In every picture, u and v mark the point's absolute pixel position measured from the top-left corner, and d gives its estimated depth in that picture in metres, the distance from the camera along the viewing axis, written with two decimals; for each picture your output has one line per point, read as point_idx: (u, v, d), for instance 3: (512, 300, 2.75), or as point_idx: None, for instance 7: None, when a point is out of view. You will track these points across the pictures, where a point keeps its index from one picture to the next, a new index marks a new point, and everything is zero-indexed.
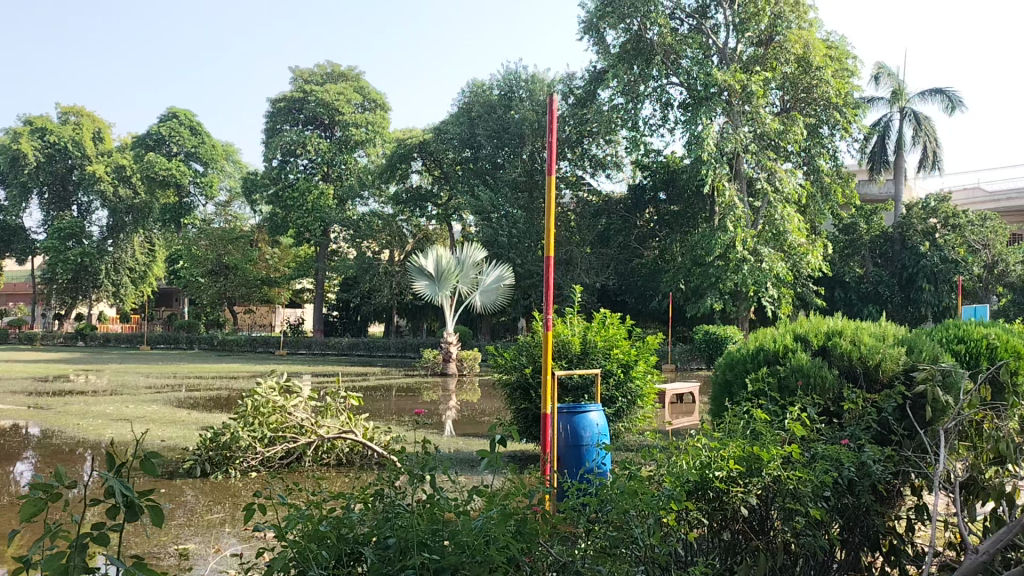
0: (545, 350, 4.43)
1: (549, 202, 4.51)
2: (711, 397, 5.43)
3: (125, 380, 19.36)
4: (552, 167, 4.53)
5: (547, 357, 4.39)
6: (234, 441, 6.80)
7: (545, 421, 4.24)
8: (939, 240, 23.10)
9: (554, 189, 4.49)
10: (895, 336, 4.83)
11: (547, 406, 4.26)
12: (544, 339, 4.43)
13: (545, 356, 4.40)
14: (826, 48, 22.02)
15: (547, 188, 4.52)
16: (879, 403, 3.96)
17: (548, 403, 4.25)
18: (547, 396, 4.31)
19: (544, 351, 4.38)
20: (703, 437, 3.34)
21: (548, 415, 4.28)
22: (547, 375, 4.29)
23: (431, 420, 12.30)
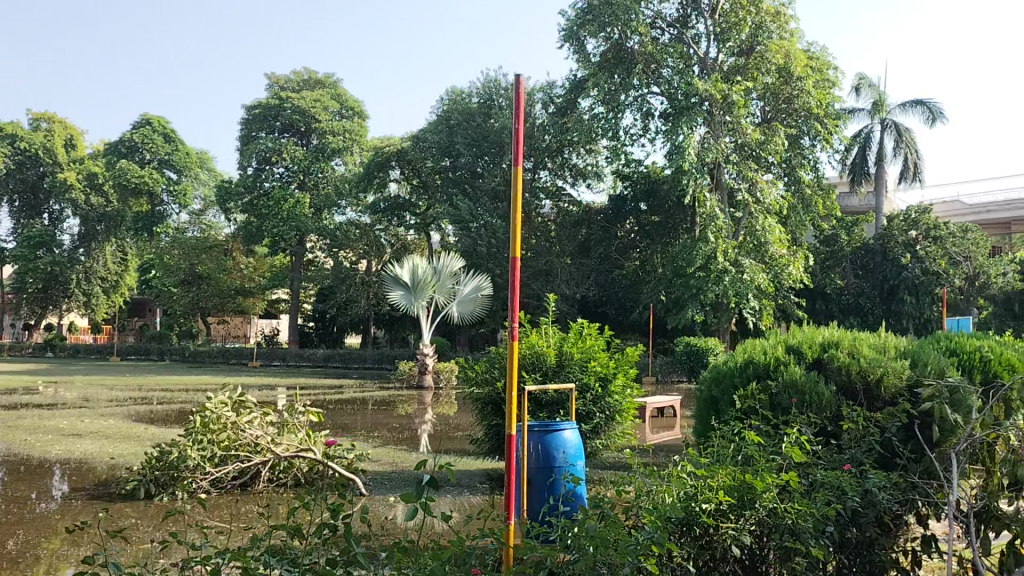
0: (511, 360, 3.28)
1: (516, 171, 3.35)
2: (696, 413, 4.96)
3: (88, 392, 18.72)
4: (520, 125, 3.37)
5: (513, 370, 3.25)
6: (181, 461, 6.32)
7: (510, 450, 3.20)
8: (920, 252, 22.90)
9: (522, 154, 3.36)
10: (896, 348, 4.44)
11: (512, 429, 3.20)
12: (509, 348, 3.26)
13: (511, 366, 3.26)
14: (807, 59, 21.85)
15: (514, 153, 3.36)
16: (882, 423, 3.59)
17: (514, 423, 3.20)
18: (513, 417, 3.23)
19: (509, 362, 3.26)
20: (690, 463, 2.96)
21: (514, 439, 3.22)
22: (512, 393, 3.19)
23: (402, 435, 11.82)
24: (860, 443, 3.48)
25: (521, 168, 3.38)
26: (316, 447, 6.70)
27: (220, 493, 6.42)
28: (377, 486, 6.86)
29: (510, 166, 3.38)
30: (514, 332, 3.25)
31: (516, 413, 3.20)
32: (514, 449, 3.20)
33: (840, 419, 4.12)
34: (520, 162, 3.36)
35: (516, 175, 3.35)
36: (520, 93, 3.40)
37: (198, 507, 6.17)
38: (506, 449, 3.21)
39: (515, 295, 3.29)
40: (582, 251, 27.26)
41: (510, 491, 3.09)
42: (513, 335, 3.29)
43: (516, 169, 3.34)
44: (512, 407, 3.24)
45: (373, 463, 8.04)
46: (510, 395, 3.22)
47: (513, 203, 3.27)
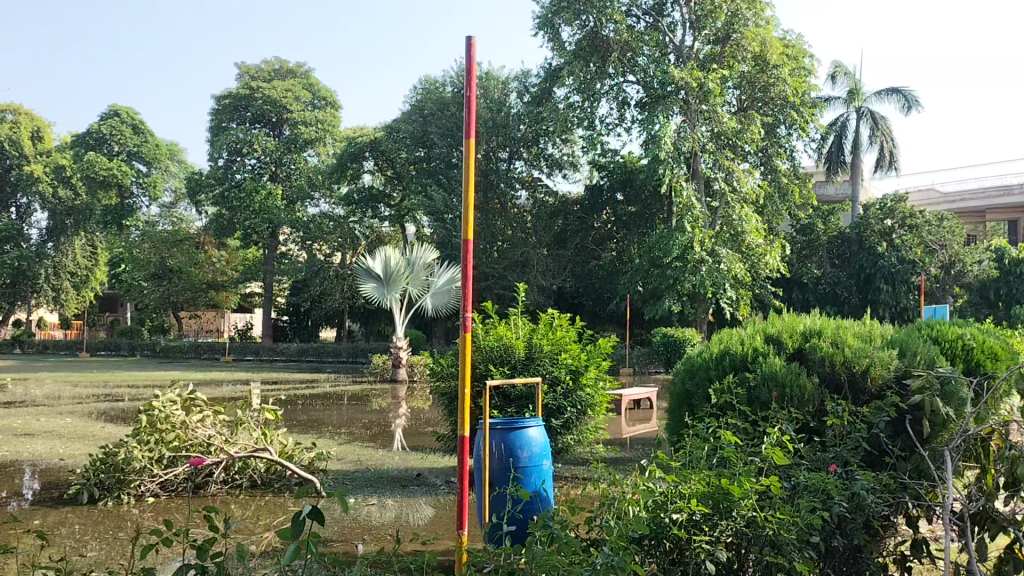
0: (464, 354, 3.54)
1: (468, 150, 3.58)
2: (669, 409, 4.64)
3: (50, 389, 18.23)
4: (471, 91, 3.32)
5: (466, 365, 3.53)
6: (128, 463, 5.96)
7: (463, 450, 3.43)
8: (896, 241, 22.77)
9: (475, 133, 3.48)
10: (883, 337, 4.17)
11: (465, 430, 3.44)
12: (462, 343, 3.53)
13: (464, 362, 3.54)
14: (783, 47, 21.62)
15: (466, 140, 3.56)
16: (868, 418, 3.33)
17: (465, 426, 3.45)
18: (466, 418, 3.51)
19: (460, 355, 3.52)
20: (663, 463, 2.70)
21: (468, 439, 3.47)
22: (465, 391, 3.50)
23: (372, 431, 11.48)
24: (845, 440, 3.22)
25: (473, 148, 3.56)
26: (272, 447, 6.41)
27: (169, 496, 6.07)
28: (336, 486, 6.58)
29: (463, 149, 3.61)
30: (464, 330, 3.51)
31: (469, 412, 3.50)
32: (466, 450, 3.43)
33: (824, 413, 3.84)
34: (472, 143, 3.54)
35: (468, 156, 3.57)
36: (471, 62, 3.33)
37: (150, 511, 5.83)
38: (461, 448, 3.44)
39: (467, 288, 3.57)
40: (559, 242, 26.94)
41: (464, 488, 3.34)
42: (465, 327, 3.57)
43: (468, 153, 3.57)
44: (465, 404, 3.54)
45: (337, 462, 7.71)
46: (463, 394, 3.51)
47: (466, 189, 3.62)
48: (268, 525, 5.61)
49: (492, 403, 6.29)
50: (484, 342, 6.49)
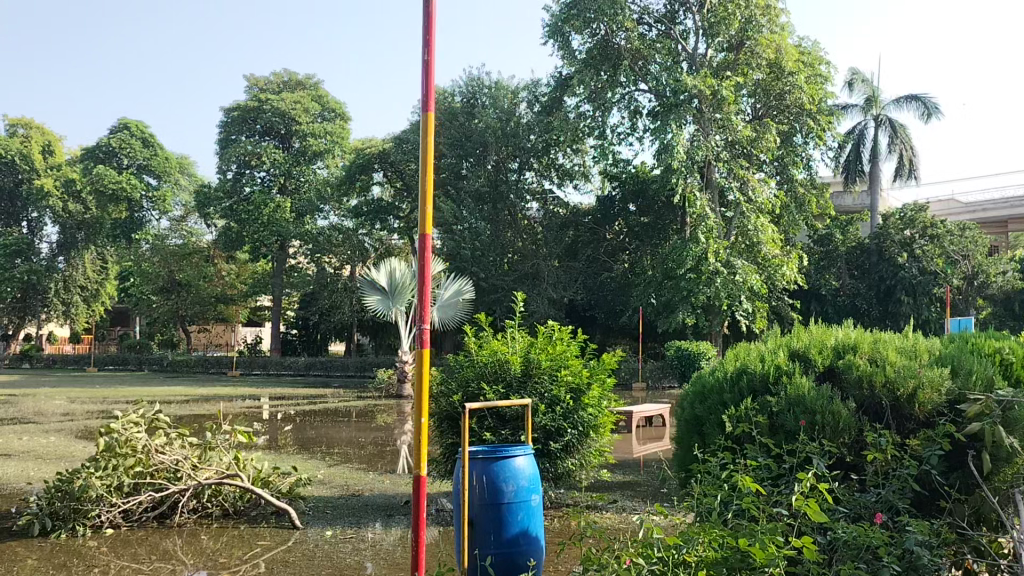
0: (422, 377, 3.46)
1: (427, 118, 3.64)
2: (676, 438, 4.06)
3: (46, 404, 17.84)
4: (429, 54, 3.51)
5: (423, 390, 3.43)
6: (84, 491, 5.38)
7: (418, 491, 3.33)
8: (917, 251, 22.00)
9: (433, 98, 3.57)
10: (930, 352, 3.63)
11: (421, 468, 3.34)
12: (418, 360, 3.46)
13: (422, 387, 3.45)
14: (798, 53, 21.03)
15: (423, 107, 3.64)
16: (917, 452, 2.83)
17: (421, 463, 3.34)
18: (421, 453, 3.38)
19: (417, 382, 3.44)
20: (659, 534, 2.55)
21: (424, 479, 3.37)
22: (422, 421, 3.39)
23: (368, 450, 10.93)
24: (890, 481, 2.77)
25: (432, 115, 3.65)
26: (244, 474, 5.91)
27: (130, 527, 5.54)
28: (315, 515, 6.04)
29: (421, 116, 3.66)
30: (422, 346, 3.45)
31: (425, 446, 3.37)
32: (422, 489, 3.33)
33: (863, 445, 3.30)
34: (430, 110, 3.63)
35: (428, 121, 3.64)
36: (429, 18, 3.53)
37: (108, 545, 5.29)
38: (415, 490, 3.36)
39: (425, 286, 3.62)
40: (570, 254, 26.35)
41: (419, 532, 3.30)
42: (423, 340, 3.53)
43: (425, 117, 3.63)
44: (422, 434, 3.44)
45: (322, 487, 7.19)
46: (420, 424, 3.41)
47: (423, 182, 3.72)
48: (247, 558, 5.08)
49: (485, 424, 5.76)
50: (477, 358, 5.99)
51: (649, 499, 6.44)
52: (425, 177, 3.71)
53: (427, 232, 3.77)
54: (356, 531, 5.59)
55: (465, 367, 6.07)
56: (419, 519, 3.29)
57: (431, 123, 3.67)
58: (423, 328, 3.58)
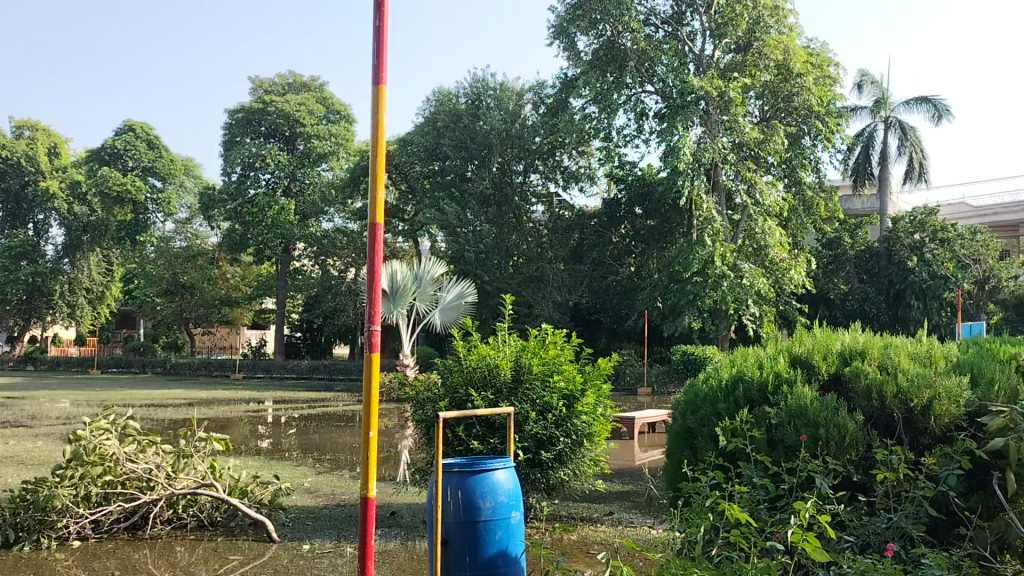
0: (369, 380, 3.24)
1: (378, 92, 3.38)
2: (666, 453, 3.78)
3: (46, 407, 17.65)
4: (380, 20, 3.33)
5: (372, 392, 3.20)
6: (50, 502, 5.11)
7: (366, 513, 3.07)
8: (927, 255, 21.62)
9: (383, 69, 3.34)
10: (943, 358, 3.36)
11: (368, 490, 3.08)
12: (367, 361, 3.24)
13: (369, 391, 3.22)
14: (807, 54, 20.67)
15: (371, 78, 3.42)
16: (933, 471, 2.55)
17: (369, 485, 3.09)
18: (371, 473, 3.14)
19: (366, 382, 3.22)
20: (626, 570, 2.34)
21: (373, 500, 3.12)
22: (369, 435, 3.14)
23: (364, 456, 10.65)
24: (902, 505, 2.49)
25: (384, 88, 3.40)
26: (221, 483, 5.64)
27: (97, 538, 5.27)
28: (293, 528, 5.76)
29: (372, 88, 3.39)
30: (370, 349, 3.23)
31: (374, 464, 3.12)
32: (369, 511, 3.07)
33: (871, 462, 3.03)
34: (382, 81, 3.37)
35: (378, 95, 3.38)
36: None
37: (74, 558, 5.03)
38: (364, 512, 3.08)
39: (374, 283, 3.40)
40: (576, 257, 26.03)
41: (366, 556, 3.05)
42: (372, 345, 3.35)
43: (376, 89, 3.37)
44: (370, 449, 3.19)
45: (307, 496, 6.92)
46: (368, 438, 3.16)
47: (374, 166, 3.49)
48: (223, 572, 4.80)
49: (474, 432, 5.51)
50: (466, 363, 5.74)
51: (646, 511, 6.14)
52: (375, 162, 3.49)
53: (378, 221, 3.52)
54: (336, 546, 5.29)
55: (454, 373, 5.79)
56: (366, 546, 3.04)
57: (382, 97, 3.41)
58: (373, 330, 3.40)
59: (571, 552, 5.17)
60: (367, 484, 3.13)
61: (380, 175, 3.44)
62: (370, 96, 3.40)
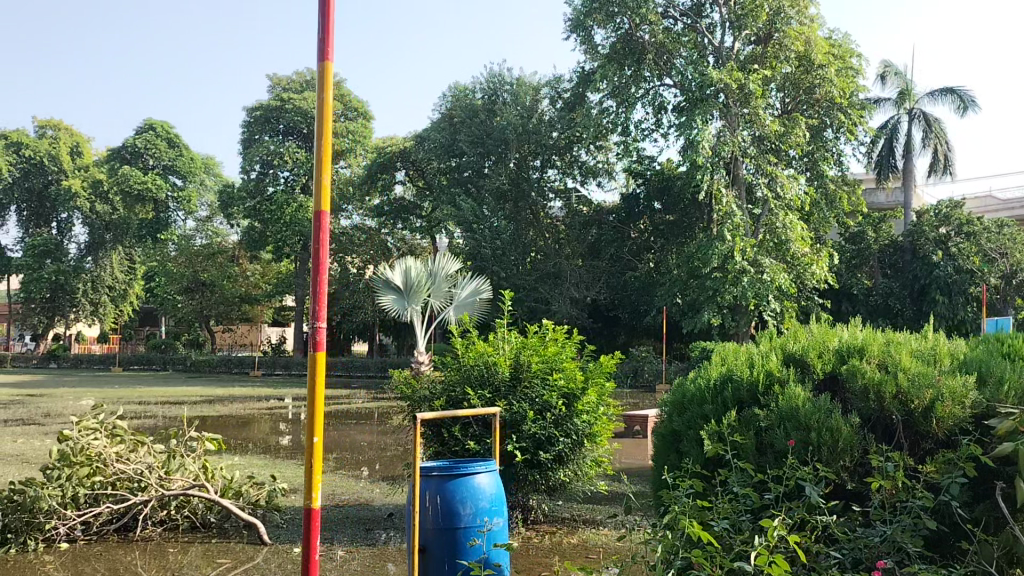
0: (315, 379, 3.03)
1: (324, 68, 3.21)
2: (655, 457, 3.63)
3: (64, 405, 17.72)
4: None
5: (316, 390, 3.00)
6: (36, 503, 5.00)
7: (309, 523, 2.89)
8: (952, 249, 21.18)
9: (329, 44, 3.17)
10: (949, 355, 3.17)
11: (314, 500, 2.90)
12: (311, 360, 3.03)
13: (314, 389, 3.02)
14: (829, 46, 20.26)
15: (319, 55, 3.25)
16: (935, 480, 2.39)
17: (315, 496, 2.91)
18: (316, 483, 2.94)
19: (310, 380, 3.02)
20: None
21: (318, 511, 2.92)
22: (314, 440, 2.94)
23: (371, 454, 10.54)
24: (900, 518, 2.34)
25: (331, 64, 3.23)
26: (213, 484, 5.51)
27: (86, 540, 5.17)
28: (286, 530, 5.64)
29: (319, 65, 3.23)
30: (315, 346, 3.02)
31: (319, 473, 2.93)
32: (315, 522, 2.88)
33: (868, 469, 2.87)
34: (329, 57, 3.21)
35: (325, 73, 3.21)
36: None
37: (63, 561, 4.92)
38: (308, 521, 2.90)
39: (320, 272, 3.10)
40: (594, 253, 25.77)
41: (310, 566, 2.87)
42: (317, 342, 3.07)
43: (323, 66, 3.20)
44: (316, 455, 3.00)
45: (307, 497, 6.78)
46: (312, 443, 2.95)
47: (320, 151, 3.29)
48: None
49: (471, 432, 5.34)
50: (464, 360, 5.58)
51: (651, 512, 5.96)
52: (322, 146, 3.29)
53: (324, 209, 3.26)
54: (328, 551, 5.14)
55: (451, 371, 5.64)
56: (311, 557, 2.86)
57: (330, 75, 3.24)
58: (318, 328, 3.13)
59: (569, 556, 5.00)
60: (312, 494, 2.95)
61: (324, 155, 3.17)
62: (317, 75, 3.24)
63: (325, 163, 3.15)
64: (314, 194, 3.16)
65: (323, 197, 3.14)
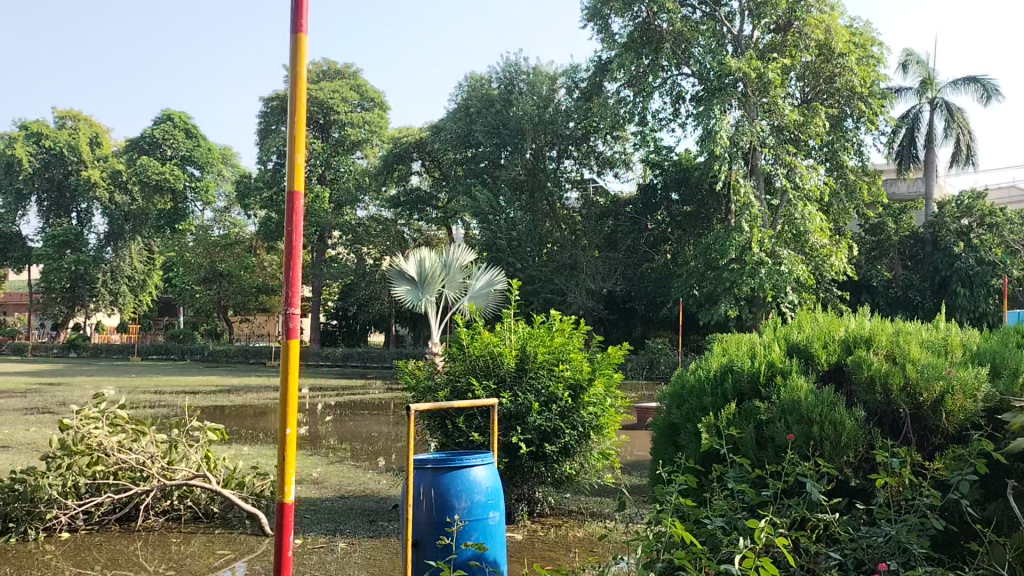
0: (287, 369, 2.89)
1: (298, 39, 3.04)
2: (655, 449, 3.53)
3: (81, 394, 17.81)
4: None
5: (290, 382, 2.88)
6: (38, 492, 4.98)
7: (284, 517, 2.81)
8: (974, 240, 20.87)
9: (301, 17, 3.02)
10: (961, 345, 3.05)
11: (286, 494, 2.81)
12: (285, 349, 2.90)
13: (287, 380, 2.89)
14: (850, 34, 19.91)
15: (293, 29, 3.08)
16: (941, 478, 2.29)
17: (287, 491, 2.81)
18: (289, 478, 2.84)
19: (283, 371, 2.88)
20: None
21: (292, 507, 2.83)
22: (286, 433, 2.84)
23: (382, 445, 10.48)
24: (905, 518, 2.25)
25: (304, 37, 3.06)
26: (215, 475, 5.49)
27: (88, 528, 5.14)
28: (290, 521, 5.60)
29: (293, 38, 3.06)
30: (288, 333, 2.89)
31: (292, 467, 2.84)
32: (288, 517, 2.80)
33: (874, 465, 2.77)
34: (302, 30, 3.04)
35: (298, 46, 3.03)
36: None
37: (64, 549, 4.88)
38: (283, 517, 2.82)
39: (291, 255, 2.92)
40: (610, 244, 25.58)
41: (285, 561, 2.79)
42: (290, 329, 2.91)
43: (295, 37, 3.03)
44: (290, 448, 2.90)
45: (312, 488, 6.74)
46: (285, 436, 2.84)
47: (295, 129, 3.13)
48: (217, 565, 4.64)
49: (475, 424, 5.25)
50: (468, 350, 5.49)
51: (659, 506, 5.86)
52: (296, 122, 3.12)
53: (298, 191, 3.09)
54: (330, 542, 5.08)
55: (454, 361, 5.55)
56: (284, 553, 2.79)
57: (303, 48, 3.06)
58: (292, 314, 2.97)
59: (573, 550, 4.89)
60: (286, 488, 2.86)
61: (297, 133, 3.00)
62: (291, 48, 3.07)
63: (297, 141, 3.00)
64: (287, 173, 2.99)
65: (294, 175, 2.95)
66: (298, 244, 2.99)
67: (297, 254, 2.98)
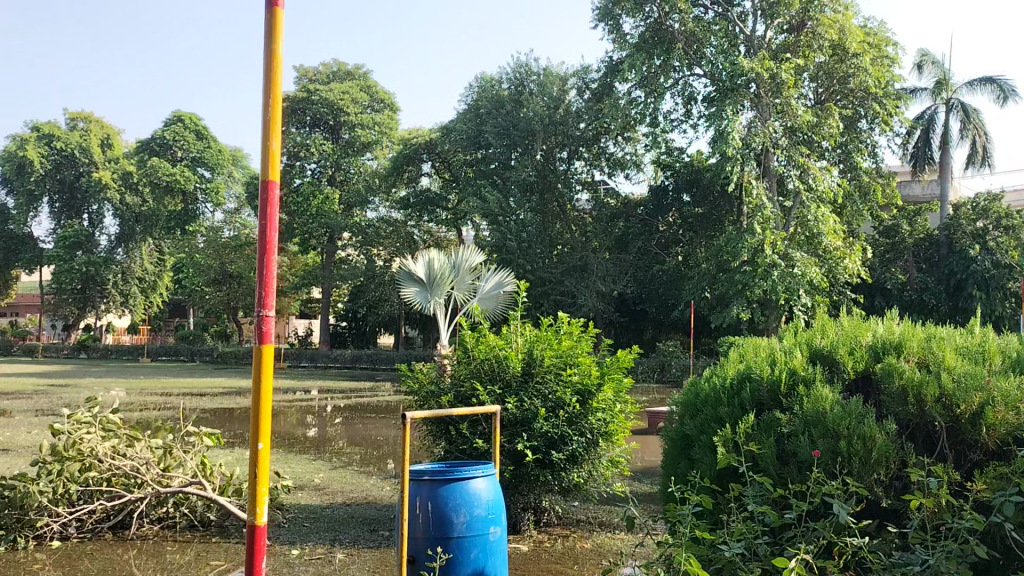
0: (260, 379, 2.69)
1: (273, 15, 2.80)
2: (667, 459, 3.35)
3: (89, 396, 17.74)
4: None
5: (262, 392, 2.68)
6: (27, 500, 4.84)
7: (255, 537, 2.63)
8: (990, 243, 20.56)
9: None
10: (998, 351, 2.86)
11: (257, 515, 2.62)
12: (256, 355, 2.70)
13: (260, 390, 2.69)
14: (864, 34, 19.59)
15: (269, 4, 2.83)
16: (984, 500, 2.11)
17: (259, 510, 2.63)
18: (262, 495, 2.67)
19: (255, 380, 2.68)
20: None
21: (265, 527, 2.65)
22: (258, 448, 2.64)
23: (388, 448, 10.31)
24: (945, 542, 2.08)
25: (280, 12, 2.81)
26: (211, 480, 5.33)
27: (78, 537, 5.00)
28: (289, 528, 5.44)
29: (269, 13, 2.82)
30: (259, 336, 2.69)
31: (265, 484, 2.65)
32: (260, 539, 2.62)
33: (906, 482, 2.60)
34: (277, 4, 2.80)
35: (274, 22, 2.79)
36: None
37: (52, 557, 4.76)
38: (254, 536, 2.64)
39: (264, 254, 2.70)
40: (621, 245, 25.35)
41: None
42: (263, 331, 2.71)
43: (271, 12, 2.78)
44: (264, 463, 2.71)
45: (313, 493, 6.56)
46: (257, 450, 2.65)
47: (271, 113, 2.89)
48: None
49: (479, 430, 5.06)
50: (473, 354, 5.31)
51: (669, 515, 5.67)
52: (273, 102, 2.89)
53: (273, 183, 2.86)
54: (329, 550, 4.91)
55: (460, 365, 5.38)
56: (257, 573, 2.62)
57: (279, 26, 2.81)
58: (265, 315, 2.75)
59: (581, 562, 4.71)
60: (258, 508, 2.67)
61: (273, 118, 2.77)
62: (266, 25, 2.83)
63: (272, 126, 2.76)
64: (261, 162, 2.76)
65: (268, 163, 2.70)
66: (272, 240, 2.78)
67: (271, 250, 2.78)
